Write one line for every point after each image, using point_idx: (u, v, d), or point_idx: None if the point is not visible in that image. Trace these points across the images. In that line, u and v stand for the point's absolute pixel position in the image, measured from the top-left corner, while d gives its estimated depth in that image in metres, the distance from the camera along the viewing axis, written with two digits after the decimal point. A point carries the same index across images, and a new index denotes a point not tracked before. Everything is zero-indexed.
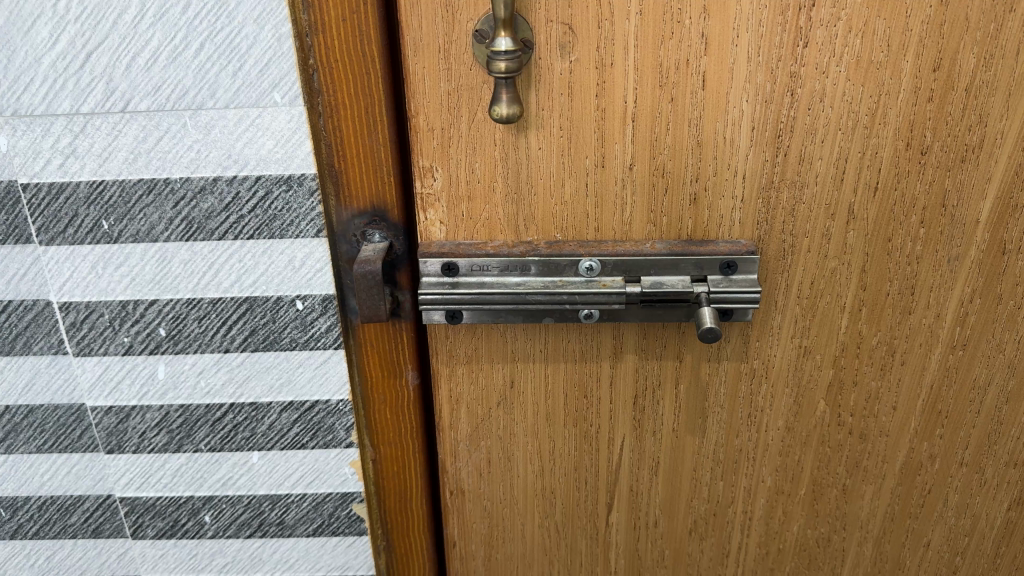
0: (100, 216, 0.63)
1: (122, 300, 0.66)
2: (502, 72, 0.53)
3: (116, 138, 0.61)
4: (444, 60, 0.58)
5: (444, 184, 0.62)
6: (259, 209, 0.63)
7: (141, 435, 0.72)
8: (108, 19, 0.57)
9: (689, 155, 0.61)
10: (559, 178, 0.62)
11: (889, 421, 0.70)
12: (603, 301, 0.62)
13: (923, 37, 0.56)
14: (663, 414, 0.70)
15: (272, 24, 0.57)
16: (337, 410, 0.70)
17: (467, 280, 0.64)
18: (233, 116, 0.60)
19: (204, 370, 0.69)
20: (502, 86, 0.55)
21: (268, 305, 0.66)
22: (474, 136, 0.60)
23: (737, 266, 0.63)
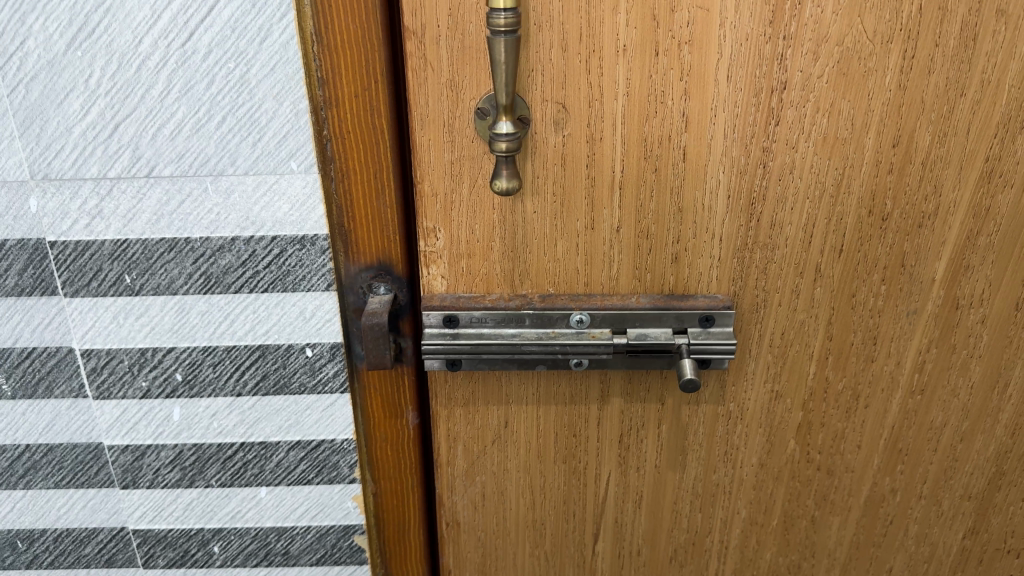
0: (123, 271, 0.68)
1: (142, 347, 0.70)
2: (503, 151, 0.59)
3: (140, 201, 0.65)
4: (448, 132, 0.63)
5: (446, 243, 0.67)
6: (274, 265, 0.67)
7: (156, 472, 0.76)
8: (135, 94, 0.62)
9: (671, 219, 0.66)
10: (551, 238, 0.67)
11: (853, 458, 0.76)
12: (592, 351, 0.68)
13: (884, 117, 0.62)
14: (646, 452, 0.75)
15: (290, 100, 0.62)
16: (342, 448, 0.75)
17: (467, 330, 0.69)
18: (251, 181, 0.64)
19: (217, 412, 0.73)
20: (503, 163, 0.60)
21: (280, 352, 0.70)
22: (474, 201, 0.66)
23: (715, 319, 0.68)
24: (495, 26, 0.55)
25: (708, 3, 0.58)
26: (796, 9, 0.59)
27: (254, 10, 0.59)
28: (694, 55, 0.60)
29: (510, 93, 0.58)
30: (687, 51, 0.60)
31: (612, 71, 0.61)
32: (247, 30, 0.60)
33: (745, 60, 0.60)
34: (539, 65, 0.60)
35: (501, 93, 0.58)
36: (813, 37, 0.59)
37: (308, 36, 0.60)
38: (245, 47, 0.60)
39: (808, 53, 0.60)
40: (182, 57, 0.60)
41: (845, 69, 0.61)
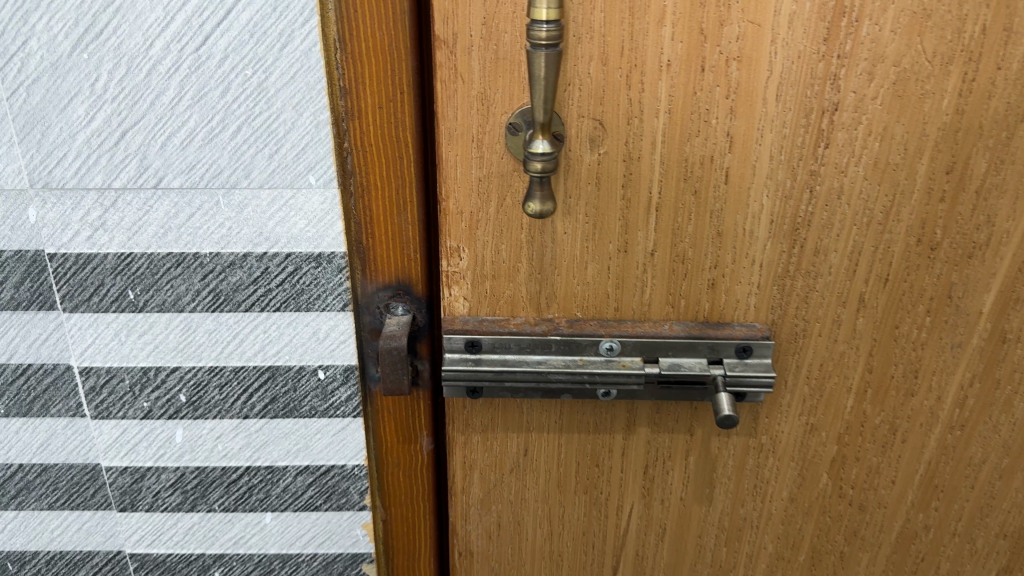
0: (126, 286, 0.64)
1: (144, 366, 0.67)
2: (537, 171, 0.55)
3: (146, 213, 0.61)
4: (477, 148, 0.59)
5: (471, 264, 0.64)
6: (287, 283, 0.63)
7: (155, 495, 0.72)
8: (145, 100, 0.58)
9: (709, 244, 0.63)
10: (582, 260, 0.63)
11: (887, 493, 0.72)
12: (623, 381, 0.64)
13: (938, 143, 0.59)
14: (672, 484, 0.72)
15: (311, 110, 0.58)
16: (353, 474, 0.71)
17: (490, 356, 0.65)
18: (266, 196, 0.60)
19: (221, 435, 0.69)
20: (537, 184, 0.56)
21: (290, 374, 0.66)
22: (502, 220, 0.62)
23: (753, 350, 0.65)
24: (535, 39, 0.52)
25: (760, 18, 0.55)
26: (852, 27, 0.55)
27: (275, 14, 0.55)
28: (742, 72, 0.56)
29: (548, 110, 0.54)
30: (735, 68, 0.56)
31: (654, 87, 0.57)
32: (266, 35, 0.56)
33: (796, 79, 0.57)
34: (577, 79, 0.57)
35: (540, 111, 0.54)
36: (870, 56, 0.56)
37: (332, 43, 0.57)
38: (263, 53, 0.56)
39: (863, 74, 0.56)
40: (195, 62, 0.57)
41: (901, 92, 0.57)
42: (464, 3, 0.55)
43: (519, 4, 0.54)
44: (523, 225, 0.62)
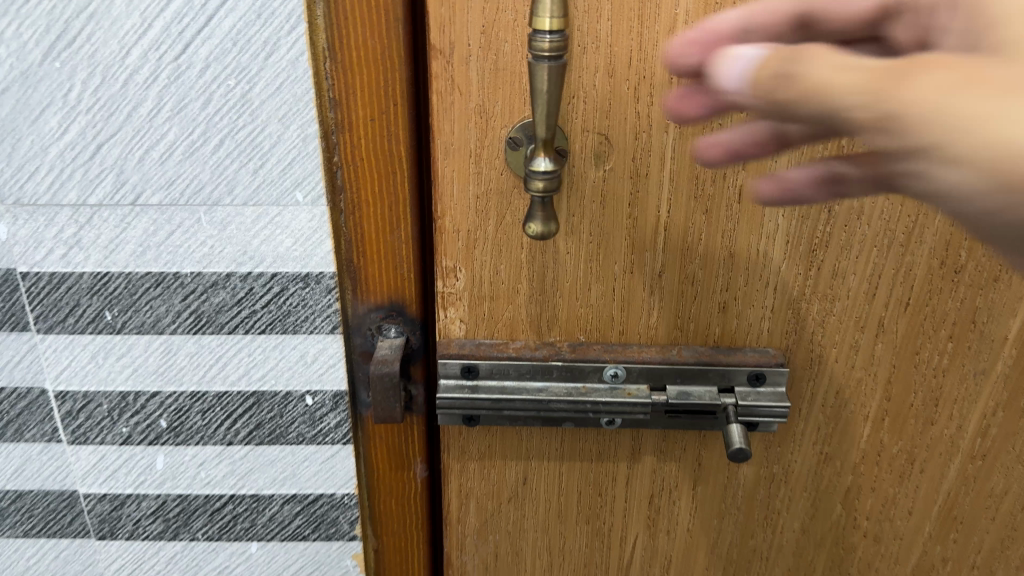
0: (103, 307, 0.60)
1: (123, 390, 0.63)
2: (539, 190, 0.52)
3: (124, 230, 0.58)
4: (475, 163, 0.56)
5: (467, 286, 0.60)
6: (273, 304, 0.60)
7: (136, 523, 0.69)
8: (121, 111, 0.54)
9: (721, 265, 0.59)
10: (585, 281, 0.60)
11: (904, 525, 0.69)
12: (628, 410, 0.61)
13: None
14: (678, 514, 0.68)
15: (299, 123, 0.55)
16: (342, 504, 0.67)
17: (488, 383, 0.62)
18: (251, 213, 0.57)
19: (204, 461, 0.66)
20: (539, 205, 0.53)
21: (276, 400, 0.63)
22: (501, 239, 0.58)
23: (765, 377, 0.61)
24: (537, 50, 0.48)
25: None
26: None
27: (259, 21, 0.52)
28: None
29: (550, 125, 0.51)
30: None
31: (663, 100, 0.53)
32: (251, 44, 0.52)
33: None
34: (581, 92, 0.53)
35: (541, 126, 0.50)
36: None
37: (321, 50, 0.53)
38: (247, 63, 0.53)
39: None
40: (175, 72, 0.53)
41: None
42: (462, 10, 0.51)
43: (520, 11, 0.51)
44: (523, 245, 0.58)
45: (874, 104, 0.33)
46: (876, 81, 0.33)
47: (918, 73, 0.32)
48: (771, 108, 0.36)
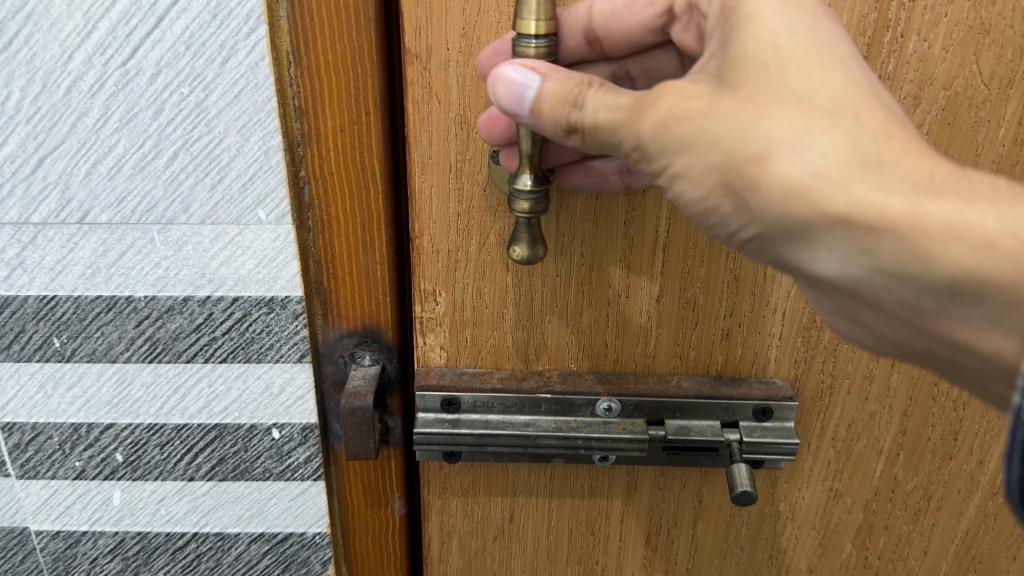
0: (50, 333, 0.55)
1: (74, 422, 0.58)
2: (524, 212, 0.46)
3: (71, 251, 0.53)
4: (456, 178, 0.51)
5: (447, 310, 0.55)
6: (234, 331, 0.55)
7: (92, 561, 0.64)
8: (64, 121, 0.49)
9: (724, 290, 0.54)
10: (577, 305, 0.55)
11: (919, 565, 0.64)
12: (622, 447, 0.56)
13: None
14: (677, 554, 0.63)
15: (259, 134, 0.49)
16: (313, 543, 0.62)
17: (470, 416, 0.57)
18: (209, 232, 0.52)
19: (164, 497, 0.61)
20: (524, 226, 0.47)
21: (240, 433, 0.58)
22: (484, 260, 0.53)
23: (773, 412, 0.57)
24: (521, 56, 0.43)
25: None
26: (895, 44, 0.47)
27: (214, 23, 0.47)
28: None
29: (533, 138, 0.46)
30: None
31: None
32: (205, 47, 0.47)
33: None
34: None
35: (525, 139, 0.45)
36: (916, 78, 0.48)
37: (284, 55, 0.48)
38: (202, 68, 0.48)
39: (908, 98, 0.48)
40: (122, 78, 0.48)
41: (951, 119, 0.49)
42: (439, 10, 0.46)
43: (504, 12, 0.46)
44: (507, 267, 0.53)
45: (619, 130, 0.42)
46: (624, 116, 0.42)
47: (656, 113, 0.41)
48: (554, 125, 0.44)
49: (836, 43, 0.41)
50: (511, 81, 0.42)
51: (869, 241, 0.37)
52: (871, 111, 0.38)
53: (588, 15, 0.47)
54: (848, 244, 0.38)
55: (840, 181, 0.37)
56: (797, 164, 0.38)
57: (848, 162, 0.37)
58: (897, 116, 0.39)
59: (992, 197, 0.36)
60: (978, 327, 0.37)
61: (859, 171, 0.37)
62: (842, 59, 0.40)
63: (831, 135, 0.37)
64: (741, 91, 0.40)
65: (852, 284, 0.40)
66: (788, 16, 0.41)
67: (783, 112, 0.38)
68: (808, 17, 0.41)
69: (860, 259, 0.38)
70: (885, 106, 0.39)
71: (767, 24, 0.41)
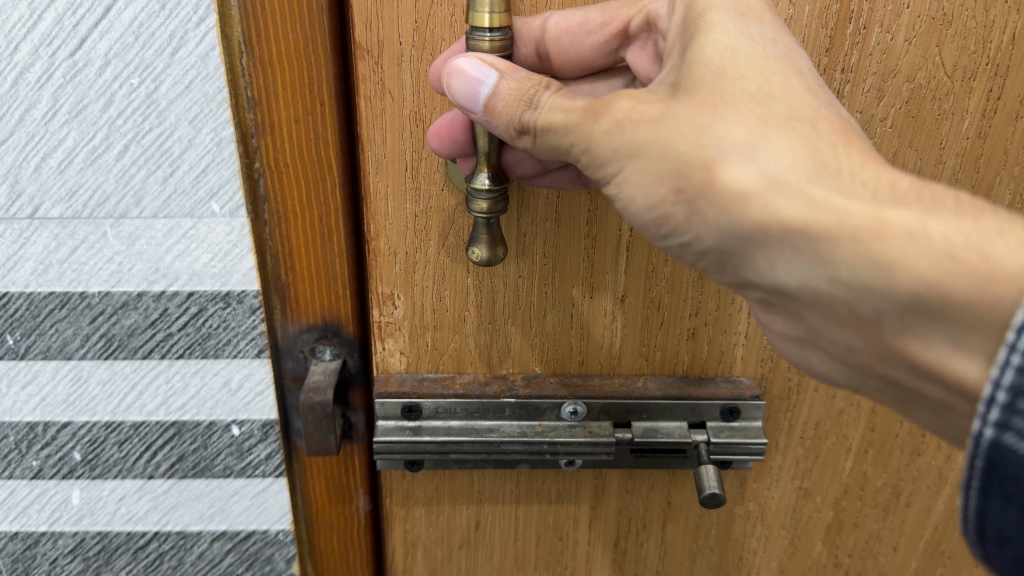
0: (3, 331, 0.54)
1: (30, 421, 0.57)
2: (482, 212, 0.46)
3: (22, 247, 0.52)
4: (412, 177, 0.50)
5: (406, 314, 0.55)
6: (191, 326, 0.54)
7: (53, 562, 0.63)
8: (11, 114, 0.48)
9: (689, 288, 0.54)
10: (539, 307, 0.54)
11: (889, 562, 0.64)
12: (589, 451, 0.56)
13: (957, 171, 0.50)
14: (646, 556, 0.63)
15: (211, 126, 0.49)
16: (276, 540, 0.62)
17: (432, 423, 0.56)
18: (161, 226, 0.51)
19: (124, 496, 0.60)
20: (483, 226, 0.47)
21: (199, 431, 0.57)
22: (445, 263, 0.53)
23: (740, 411, 0.56)
24: (477, 50, 0.44)
25: None
26: (858, 36, 0.47)
27: (163, 13, 0.46)
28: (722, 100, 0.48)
29: (488, 136, 0.46)
30: None
31: None
32: (154, 38, 0.47)
33: None
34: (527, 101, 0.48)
35: (480, 137, 0.46)
36: (879, 70, 0.47)
37: (235, 44, 0.48)
38: (152, 59, 0.47)
39: (872, 91, 0.48)
40: (70, 69, 0.47)
41: (915, 111, 0.49)
42: (391, 5, 0.46)
43: (457, 5, 0.46)
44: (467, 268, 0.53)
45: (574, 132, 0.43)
46: (578, 117, 0.43)
47: (611, 115, 0.42)
48: (503, 123, 0.44)
49: (794, 55, 0.41)
50: (469, 74, 0.42)
51: (830, 250, 0.36)
52: (828, 119, 0.39)
53: (543, 28, 0.45)
54: (806, 254, 0.37)
55: (796, 184, 0.37)
56: (750, 168, 0.38)
57: (802, 166, 0.37)
58: (852, 128, 0.39)
59: (953, 206, 0.35)
60: (941, 349, 0.36)
61: (816, 177, 0.37)
62: (797, 70, 0.41)
63: (787, 139, 0.38)
64: (696, 95, 0.40)
65: (814, 297, 0.38)
66: (747, 27, 0.42)
67: (738, 117, 0.39)
68: (767, 28, 0.42)
69: (816, 271, 0.37)
70: (841, 118, 0.40)
71: (724, 31, 0.41)
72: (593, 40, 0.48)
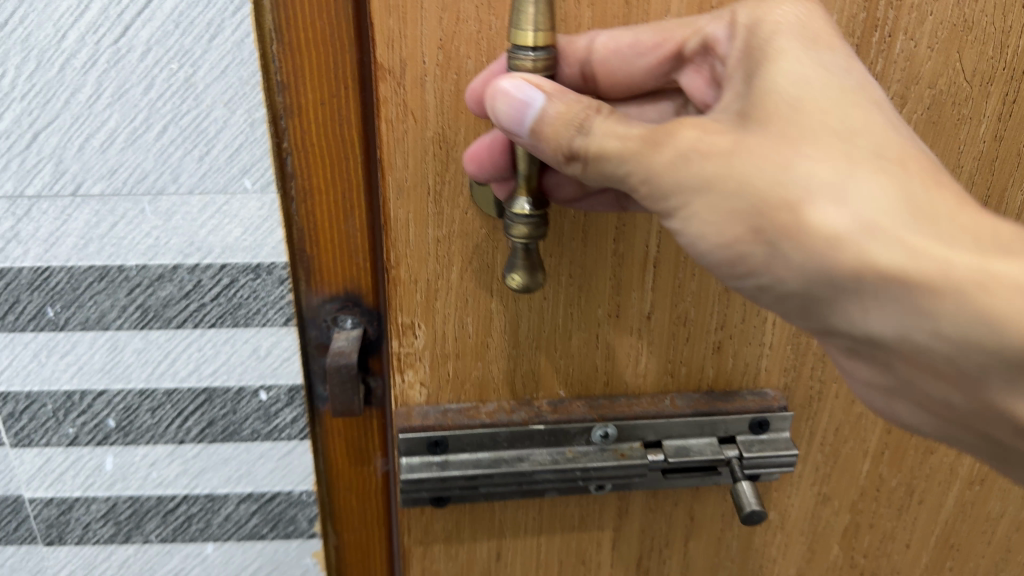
0: (44, 303, 0.58)
1: (68, 390, 0.61)
2: (520, 237, 0.48)
3: (65, 223, 0.55)
4: (434, 202, 0.53)
5: (427, 346, 0.57)
6: (222, 297, 0.58)
7: (86, 526, 0.66)
8: (58, 98, 0.52)
9: (714, 303, 0.58)
10: (566, 329, 0.58)
11: (901, 558, 0.69)
12: (623, 472, 0.60)
13: (974, 173, 0.56)
14: (669, 568, 0.68)
15: (245, 107, 0.53)
16: (301, 501, 0.66)
17: (459, 456, 0.59)
18: (197, 202, 0.55)
19: (156, 461, 0.63)
20: (521, 250, 0.48)
21: (229, 396, 0.61)
22: (465, 288, 0.55)
23: (769, 423, 0.61)
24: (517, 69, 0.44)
25: None
26: (884, 44, 0.50)
27: (202, 2, 0.50)
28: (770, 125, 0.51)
29: (529, 162, 0.48)
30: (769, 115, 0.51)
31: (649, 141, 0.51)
32: (193, 26, 0.50)
33: None
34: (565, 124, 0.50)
35: (520, 160, 0.48)
36: (902, 78, 0.51)
37: (267, 32, 0.51)
38: (190, 46, 0.51)
39: (896, 98, 0.52)
40: (114, 56, 0.51)
41: (936, 119, 0.53)
42: (414, 23, 0.47)
43: (484, 22, 0.47)
44: (486, 301, 0.56)
45: (625, 159, 0.45)
46: (637, 146, 0.45)
47: (676, 146, 0.44)
48: (552, 149, 0.46)
49: (867, 86, 0.44)
50: (514, 96, 0.43)
51: (934, 302, 0.40)
52: (915, 157, 0.42)
53: (589, 47, 0.48)
54: (904, 304, 0.40)
55: (896, 225, 0.39)
56: (839, 214, 0.40)
57: (898, 211, 0.39)
58: (930, 159, 0.42)
59: None
60: None
61: (914, 221, 0.39)
62: (872, 101, 0.43)
63: (878, 180, 0.40)
64: (775, 127, 0.42)
65: (901, 339, 0.42)
66: (822, 57, 0.44)
67: (822, 156, 0.41)
68: (839, 58, 0.44)
69: (915, 321, 0.41)
70: (919, 150, 0.42)
71: (797, 64, 0.43)
72: (644, 61, 0.50)
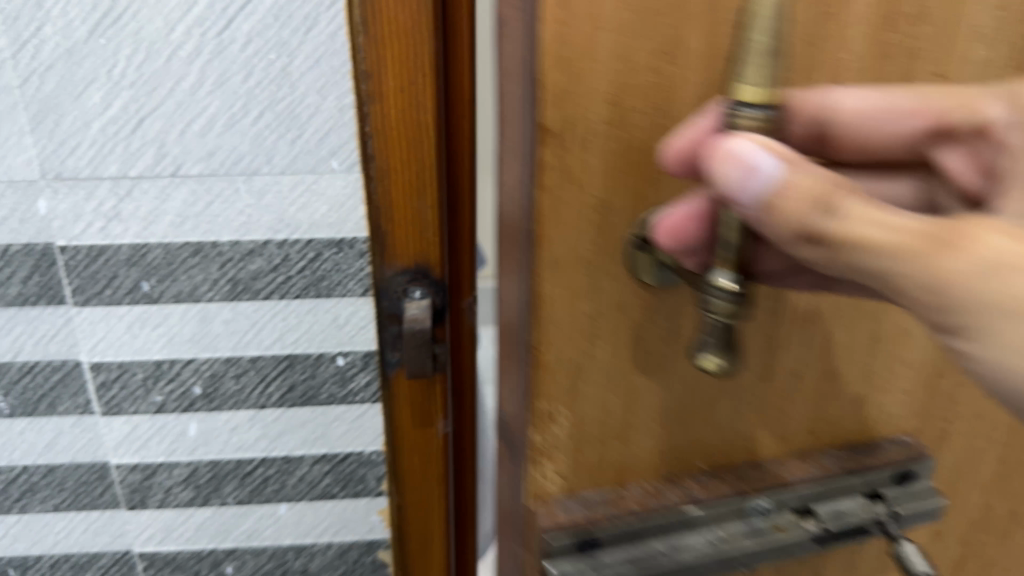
0: (141, 277, 0.62)
1: (158, 359, 0.65)
2: (721, 314, 0.36)
3: (164, 202, 0.60)
4: (591, 279, 0.39)
5: (571, 440, 0.42)
6: (308, 269, 0.63)
7: (167, 491, 0.71)
8: (163, 86, 0.57)
9: (862, 352, 0.44)
10: (721, 401, 0.43)
11: None
12: (786, 550, 0.45)
13: None
14: None
15: (335, 94, 0.58)
16: (370, 461, 0.71)
17: (614, 548, 0.42)
18: (288, 181, 0.60)
19: (237, 426, 0.68)
20: (710, 331, 0.37)
21: (309, 361, 0.66)
22: (617, 364, 0.41)
23: (912, 472, 0.47)
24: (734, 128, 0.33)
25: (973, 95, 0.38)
26: None
27: None
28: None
29: (736, 228, 0.37)
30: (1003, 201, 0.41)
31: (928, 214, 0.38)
32: (291, 19, 0.55)
33: None
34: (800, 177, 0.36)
35: (725, 229, 0.37)
36: None
37: (355, 25, 0.56)
38: (288, 37, 0.56)
39: None
40: (217, 47, 0.56)
41: None
42: None
43: (660, 71, 0.35)
44: (649, 388, 0.42)
45: (894, 257, 0.34)
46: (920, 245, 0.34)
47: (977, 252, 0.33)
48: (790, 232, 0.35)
49: None
50: (741, 160, 0.34)
51: None
52: None
53: (823, 107, 0.37)
54: None
55: None
56: None
57: None
58: None
59: None
60: None
61: None
62: None
63: None
64: None
65: None
66: None
67: None
68: None
69: None
70: None
71: None
72: (911, 125, 0.39)
